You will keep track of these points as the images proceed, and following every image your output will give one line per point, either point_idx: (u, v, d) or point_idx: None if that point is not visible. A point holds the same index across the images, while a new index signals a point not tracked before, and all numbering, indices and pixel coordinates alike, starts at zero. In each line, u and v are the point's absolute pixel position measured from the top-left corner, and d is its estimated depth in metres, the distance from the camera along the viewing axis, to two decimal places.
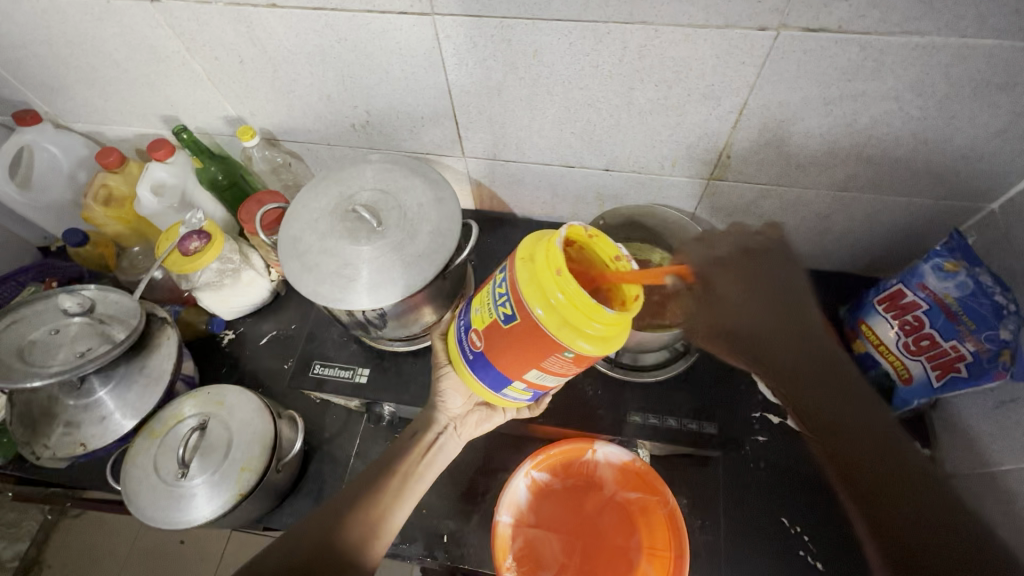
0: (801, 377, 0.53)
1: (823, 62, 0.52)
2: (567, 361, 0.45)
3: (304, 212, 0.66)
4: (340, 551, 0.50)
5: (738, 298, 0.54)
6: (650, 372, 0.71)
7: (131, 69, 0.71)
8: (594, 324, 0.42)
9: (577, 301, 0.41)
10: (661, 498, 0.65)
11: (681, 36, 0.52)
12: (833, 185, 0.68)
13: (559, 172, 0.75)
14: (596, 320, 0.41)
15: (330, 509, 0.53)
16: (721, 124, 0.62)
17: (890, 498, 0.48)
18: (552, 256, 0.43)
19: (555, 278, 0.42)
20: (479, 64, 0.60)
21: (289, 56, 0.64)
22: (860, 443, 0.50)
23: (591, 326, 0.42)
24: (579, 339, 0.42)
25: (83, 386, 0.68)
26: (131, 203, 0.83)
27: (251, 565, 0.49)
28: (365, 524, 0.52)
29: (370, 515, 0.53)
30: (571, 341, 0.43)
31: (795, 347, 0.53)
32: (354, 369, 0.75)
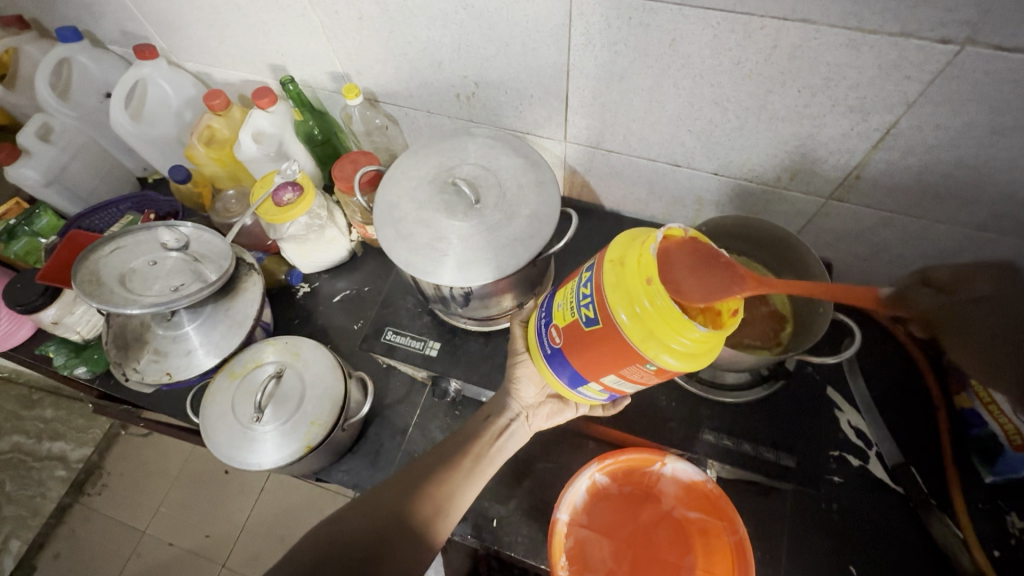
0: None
1: (1005, 87, 0.46)
2: (649, 373, 0.40)
3: (402, 179, 0.65)
4: (413, 524, 0.50)
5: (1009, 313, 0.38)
6: (729, 392, 0.68)
7: (251, 14, 0.72)
8: (684, 341, 0.36)
9: (663, 313, 0.36)
10: (729, 525, 0.61)
11: (844, 40, 0.47)
12: (972, 224, 0.61)
13: (663, 170, 0.72)
14: (686, 337, 0.36)
15: (404, 481, 0.54)
16: (860, 141, 0.57)
17: None
18: (643, 261, 0.37)
19: (645, 286, 0.37)
20: (607, 47, 0.57)
21: (409, 17, 0.63)
22: None
23: (681, 342, 0.36)
24: (665, 354, 0.37)
25: (174, 318, 0.71)
26: (230, 146, 0.85)
27: (323, 525, 0.50)
28: (434, 500, 0.52)
29: (440, 492, 0.53)
30: (656, 355, 0.38)
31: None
32: (426, 341, 0.75)
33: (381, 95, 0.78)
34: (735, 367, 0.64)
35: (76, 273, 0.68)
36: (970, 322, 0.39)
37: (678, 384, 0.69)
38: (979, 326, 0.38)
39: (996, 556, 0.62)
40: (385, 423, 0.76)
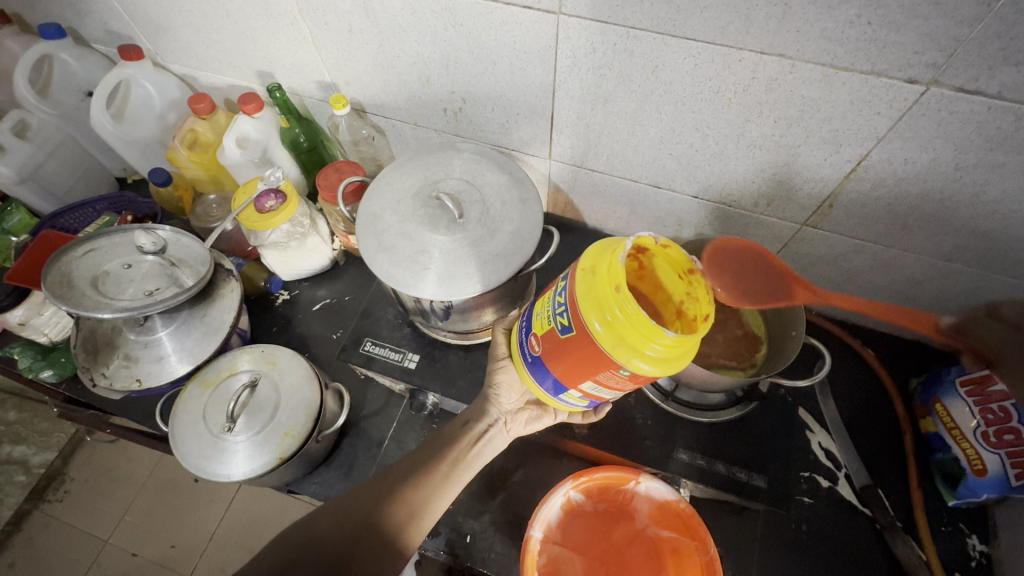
0: None
1: (968, 126, 0.48)
2: (624, 378, 0.40)
3: (387, 191, 0.65)
4: (386, 529, 0.49)
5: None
6: (707, 412, 0.68)
7: (240, 21, 0.72)
8: (656, 346, 0.36)
9: (633, 319, 0.36)
10: (700, 545, 0.62)
11: (818, 75, 0.49)
12: (938, 254, 0.63)
13: (644, 191, 0.73)
14: (657, 342, 0.36)
15: (379, 486, 0.53)
16: (833, 172, 0.59)
17: None
18: (614, 268, 0.37)
19: (613, 293, 0.37)
20: (593, 71, 0.58)
21: (399, 31, 0.63)
22: None
23: (653, 347, 0.36)
24: (638, 360, 0.37)
25: (147, 323, 0.70)
26: (214, 150, 0.84)
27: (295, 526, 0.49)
28: (409, 506, 0.51)
29: (418, 495, 0.52)
30: (629, 361, 0.37)
31: None
32: (405, 353, 0.74)
33: (368, 105, 0.78)
34: (710, 388, 0.65)
35: (47, 274, 0.67)
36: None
37: (654, 403, 0.69)
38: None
39: None
40: (361, 435, 0.75)
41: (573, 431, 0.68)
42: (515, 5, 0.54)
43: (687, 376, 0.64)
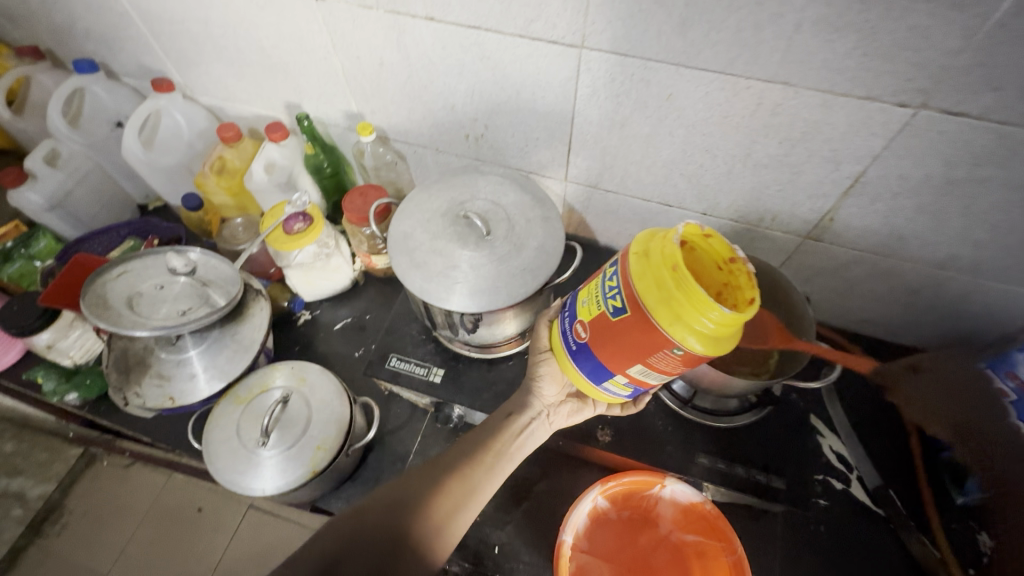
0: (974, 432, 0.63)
1: (955, 144, 0.54)
2: (674, 358, 0.44)
3: (416, 211, 0.69)
4: (436, 516, 0.49)
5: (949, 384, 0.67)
6: (724, 418, 0.71)
7: (274, 56, 0.76)
8: (707, 322, 0.40)
9: (687, 295, 0.40)
10: (727, 545, 0.64)
11: (819, 100, 0.54)
12: (932, 263, 0.68)
13: (655, 210, 0.78)
14: (708, 318, 0.39)
15: (424, 474, 0.53)
16: (833, 188, 0.64)
17: None
18: (668, 251, 0.41)
19: (670, 272, 0.40)
20: (611, 98, 0.63)
21: (428, 64, 0.68)
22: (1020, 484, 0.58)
23: (704, 324, 0.40)
24: (691, 337, 0.41)
25: (178, 342, 0.72)
26: (240, 176, 0.87)
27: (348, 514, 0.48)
28: (454, 496, 0.51)
29: (462, 485, 0.52)
30: (683, 339, 0.41)
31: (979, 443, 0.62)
32: (430, 368, 0.76)
33: (391, 133, 0.83)
34: (727, 393, 0.68)
35: (84, 296, 0.69)
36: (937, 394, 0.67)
37: (672, 410, 0.72)
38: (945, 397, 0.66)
39: None
40: (387, 449, 0.77)
41: (596, 438, 0.70)
42: (541, 40, 0.60)
43: (705, 382, 0.68)
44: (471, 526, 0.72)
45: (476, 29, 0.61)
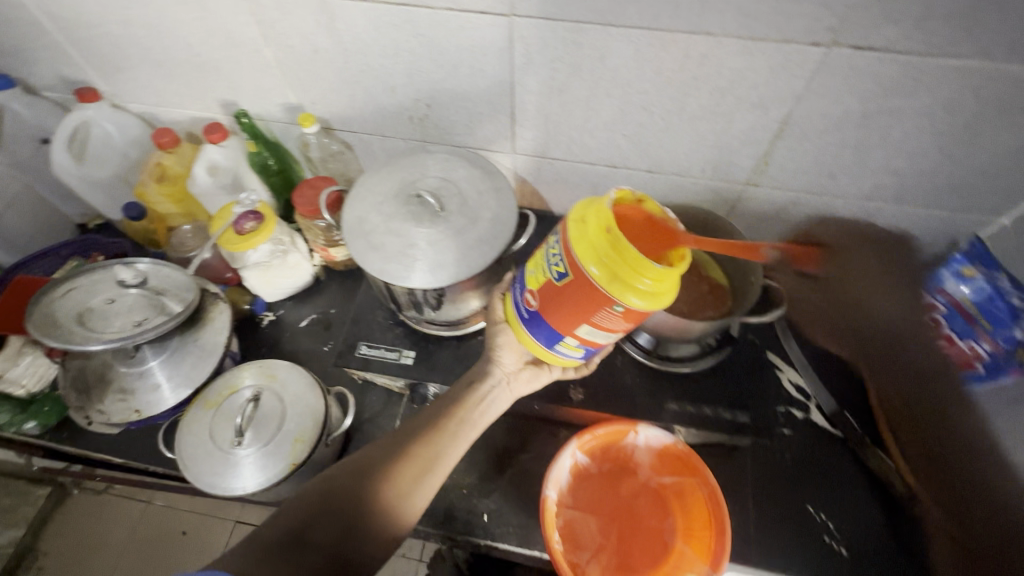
0: (869, 347, 0.64)
1: (867, 78, 0.57)
2: (617, 316, 0.46)
3: (368, 195, 0.69)
4: (403, 481, 0.53)
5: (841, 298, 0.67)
6: (685, 364, 0.74)
7: (203, 53, 0.74)
8: (645, 279, 0.42)
9: (625, 255, 0.42)
10: (700, 480, 0.68)
11: (740, 48, 0.57)
12: (861, 196, 0.73)
13: (604, 172, 0.80)
14: (646, 276, 0.42)
15: (393, 444, 0.56)
16: (764, 133, 0.67)
17: (958, 462, 0.57)
18: (602, 217, 0.44)
19: (606, 235, 0.43)
20: (546, 65, 0.65)
21: (362, 47, 0.68)
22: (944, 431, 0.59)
23: (642, 281, 0.42)
24: (631, 294, 0.43)
25: (137, 355, 0.70)
26: (184, 182, 0.85)
27: (324, 478, 0.52)
28: (418, 462, 0.55)
29: (428, 450, 0.56)
30: (622, 296, 0.43)
31: (896, 375, 0.63)
32: (400, 351, 0.77)
33: (335, 123, 0.82)
34: (686, 338, 0.71)
35: (30, 316, 0.66)
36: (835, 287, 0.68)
37: (639, 362, 0.75)
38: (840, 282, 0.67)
39: None
40: (367, 437, 0.77)
41: (569, 398, 0.73)
42: (471, 12, 0.60)
43: (666, 330, 0.71)
44: (458, 498, 0.73)
45: (406, 6, 0.61)
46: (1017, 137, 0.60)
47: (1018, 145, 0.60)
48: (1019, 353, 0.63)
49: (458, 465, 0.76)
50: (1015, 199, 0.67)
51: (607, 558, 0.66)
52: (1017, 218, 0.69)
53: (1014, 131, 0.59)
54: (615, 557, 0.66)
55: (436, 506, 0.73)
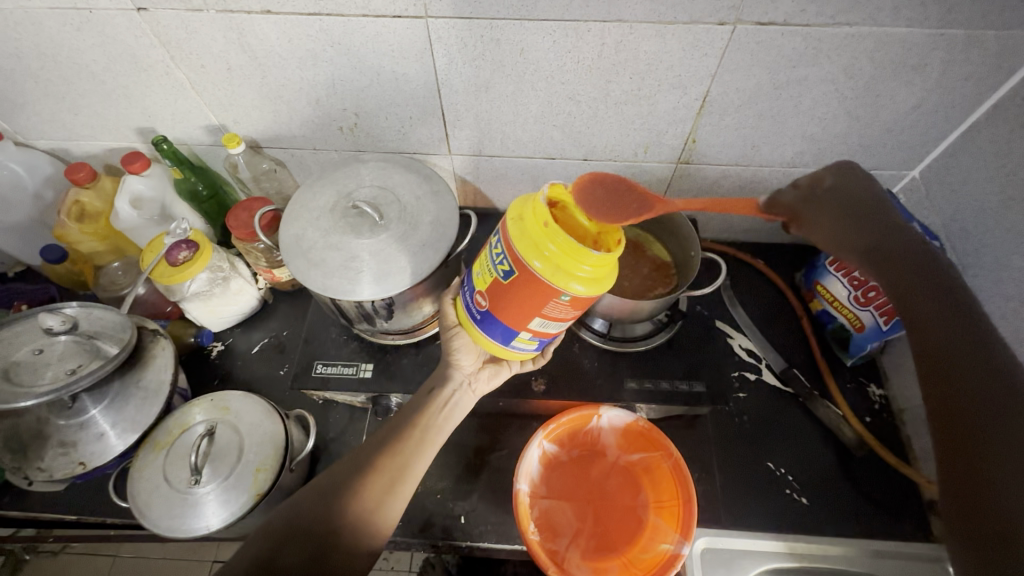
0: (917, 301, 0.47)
1: (772, 51, 0.60)
2: (566, 306, 0.47)
3: (304, 211, 0.67)
4: (368, 498, 0.52)
5: (852, 203, 0.52)
6: (641, 342, 0.76)
7: (109, 80, 0.70)
8: (585, 268, 0.44)
9: (564, 247, 0.43)
10: (664, 452, 0.71)
11: (653, 32, 0.59)
12: (784, 163, 0.77)
13: (541, 164, 0.81)
14: (586, 263, 0.43)
15: (354, 461, 0.55)
16: (687, 111, 0.69)
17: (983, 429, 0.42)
18: (539, 213, 0.44)
19: (545, 231, 0.44)
20: (468, 64, 0.65)
21: (279, 61, 0.66)
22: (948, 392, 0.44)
23: (583, 269, 0.44)
24: (574, 283, 0.44)
25: (75, 405, 0.66)
26: (107, 217, 0.81)
27: (288, 507, 0.51)
28: (386, 475, 0.54)
29: (394, 461, 0.55)
30: (567, 285, 0.44)
31: (929, 295, 0.47)
32: (358, 365, 0.76)
33: (262, 140, 0.80)
34: (637, 317, 0.73)
35: None
36: (821, 214, 0.52)
37: (596, 346, 0.77)
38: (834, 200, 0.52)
39: (868, 422, 0.77)
40: (334, 456, 0.76)
41: (532, 390, 0.73)
42: (384, 16, 0.60)
43: (616, 313, 0.72)
44: (434, 504, 0.73)
45: (318, 16, 0.60)
46: (913, 95, 0.64)
47: (915, 102, 0.65)
48: None
49: (430, 472, 0.76)
50: (919, 152, 0.73)
51: (585, 541, 0.67)
52: (925, 169, 0.75)
53: (910, 89, 0.64)
54: (592, 539, 0.67)
55: (413, 515, 0.73)
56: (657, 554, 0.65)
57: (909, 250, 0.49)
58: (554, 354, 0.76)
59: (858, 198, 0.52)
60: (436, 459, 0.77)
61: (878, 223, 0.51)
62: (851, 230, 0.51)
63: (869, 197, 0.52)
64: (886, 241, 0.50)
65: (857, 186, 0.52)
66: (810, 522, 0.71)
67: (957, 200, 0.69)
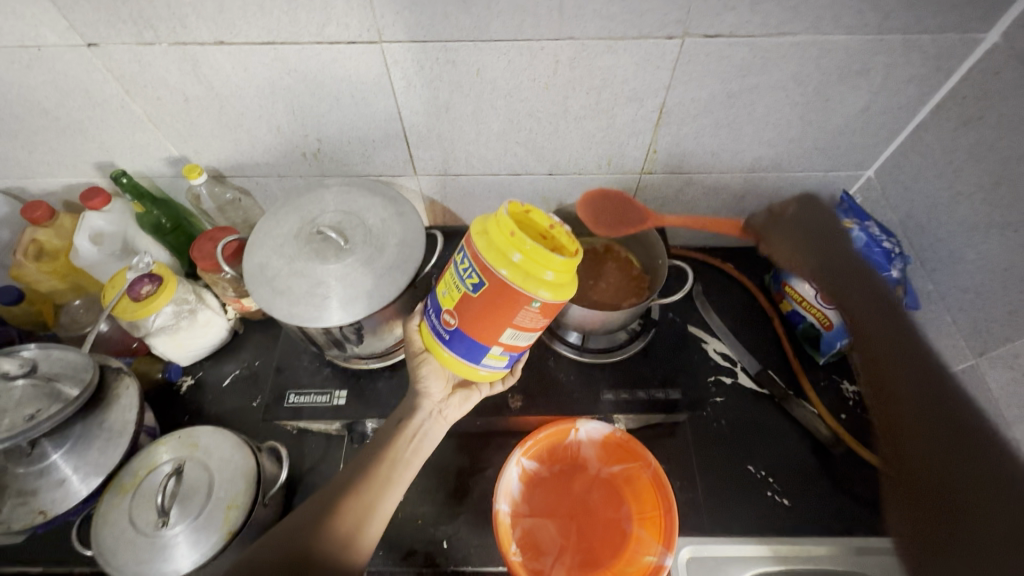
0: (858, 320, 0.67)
1: (722, 62, 0.62)
2: (536, 314, 0.48)
3: (268, 240, 0.67)
4: (336, 537, 0.51)
5: (808, 232, 0.76)
6: (616, 352, 0.77)
7: (63, 116, 0.69)
8: (550, 271, 0.45)
9: (531, 254, 0.45)
10: (644, 462, 0.71)
11: (605, 47, 0.60)
12: (744, 168, 0.79)
13: (507, 181, 0.81)
14: (552, 267, 0.45)
15: (321, 501, 0.55)
16: (646, 123, 0.71)
17: (924, 421, 0.56)
18: (502, 224, 0.46)
19: (510, 240, 0.45)
20: (427, 86, 0.65)
21: (237, 91, 0.66)
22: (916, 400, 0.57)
23: (549, 273, 0.45)
24: (542, 288, 0.46)
25: (34, 451, 0.64)
26: (67, 255, 0.79)
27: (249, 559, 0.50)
28: (356, 509, 0.54)
29: (365, 496, 0.55)
30: (535, 290, 0.46)
31: (888, 347, 0.62)
32: (331, 392, 0.75)
33: (224, 169, 0.79)
34: (610, 328, 0.73)
35: None
36: (780, 241, 0.80)
37: (572, 359, 0.77)
38: (784, 233, 0.79)
39: (844, 419, 0.77)
40: (310, 488, 0.74)
41: (509, 407, 0.73)
42: (340, 43, 0.60)
43: (589, 324, 0.72)
44: (416, 530, 0.72)
45: (272, 45, 0.60)
46: (861, 98, 0.66)
47: (863, 105, 0.67)
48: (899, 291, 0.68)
49: (410, 497, 0.74)
50: (871, 154, 0.75)
51: (570, 557, 0.66)
52: (878, 168, 0.77)
53: (856, 93, 0.66)
54: (577, 556, 0.66)
55: (395, 543, 0.71)
56: (641, 566, 0.64)
57: (845, 267, 0.71)
58: (530, 371, 0.76)
59: (835, 235, 0.74)
60: (416, 483, 0.76)
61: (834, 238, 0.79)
62: (799, 249, 0.77)
63: (821, 220, 0.76)
64: (835, 263, 0.72)
65: (818, 216, 0.77)
66: (794, 524, 0.71)
67: (911, 196, 0.71)
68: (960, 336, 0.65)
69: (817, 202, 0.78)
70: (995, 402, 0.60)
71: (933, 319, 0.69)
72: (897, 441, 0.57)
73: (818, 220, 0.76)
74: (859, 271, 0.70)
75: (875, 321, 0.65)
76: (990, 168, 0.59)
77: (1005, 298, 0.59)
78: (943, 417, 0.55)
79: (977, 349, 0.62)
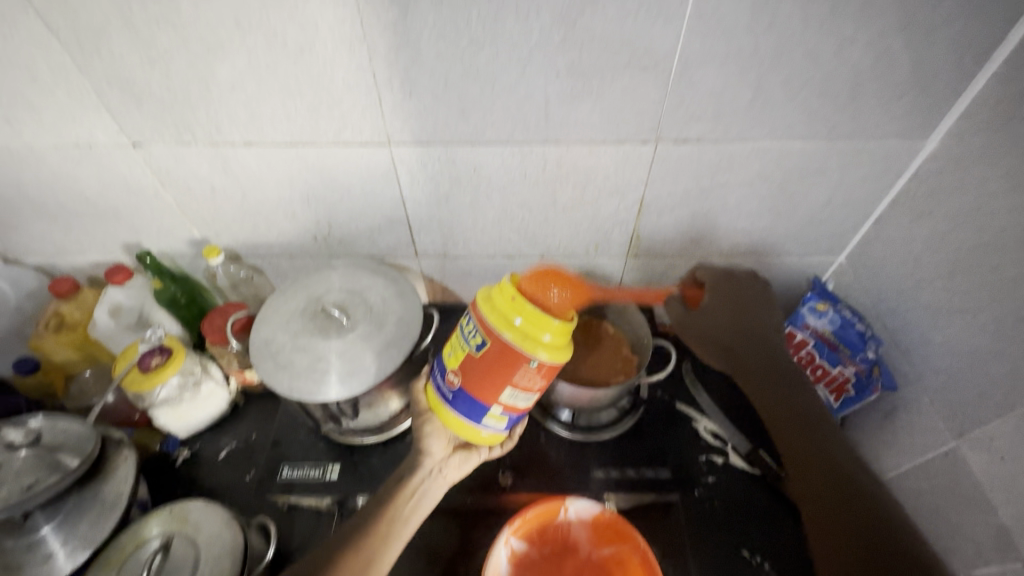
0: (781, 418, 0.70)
1: (693, 163, 0.69)
2: (534, 374, 0.51)
3: (276, 316, 0.71)
4: None
5: (735, 312, 0.77)
6: (605, 430, 0.80)
7: (101, 203, 0.77)
8: (548, 333, 0.49)
9: (531, 317, 0.49)
10: (633, 544, 0.69)
11: (587, 150, 0.68)
12: (722, 255, 0.84)
13: (502, 263, 0.87)
14: (550, 330, 0.50)
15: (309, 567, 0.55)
16: (629, 213, 0.77)
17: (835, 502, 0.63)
18: (505, 291, 0.51)
19: (513, 304, 0.50)
20: (429, 180, 0.73)
21: (259, 182, 0.74)
22: (834, 492, 0.63)
23: (547, 335, 0.50)
24: (540, 348, 0.49)
25: (26, 523, 0.65)
26: (84, 328, 0.84)
27: None
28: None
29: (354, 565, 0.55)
30: (533, 350, 0.49)
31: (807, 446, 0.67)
32: (325, 467, 0.77)
33: (241, 250, 0.86)
34: (600, 403, 0.76)
35: None
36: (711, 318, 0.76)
37: (563, 437, 0.79)
38: (724, 299, 0.77)
39: None
40: None
41: (500, 484, 0.76)
42: (353, 143, 0.68)
43: (581, 399, 0.75)
44: None
45: (295, 145, 0.68)
46: (823, 193, 0.73)
47: (825, 199, 0.74)
48: (875, 369, 0.73)
49: None
50: (840, 242, 0.81)
51: None
52: (848, 256, 0.82)
53: (817, 189, 0.73)
54: None
55: None
56: None
57: (771, 360, 0.74)
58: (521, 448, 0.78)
59: (760, 325, 0.76)
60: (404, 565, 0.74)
61: (739, 311, 0.77)
62: (730, 319, 0.76)
63: (748, 299, 0.78)
64: (755, 357, 0.74)
65: (748, 293, 0.79)
66: None
67: (880, 282, 0.76)
68: (939, 417, 0.66)
69: (738, 273, 0.81)
70: (979, 485, 0.61)
71: (913, 400, 0.71)
72: (833, 523, 0.61)
73: (754, 296, 0.78)
74: (775, 370, 0.73)
75: (794, 415, 0.70)
76: (946, 258, 0.64)
77: (975, 381, 0.61)
78: (860, 516, 0.60)
79: (956, 431, 0.64)
